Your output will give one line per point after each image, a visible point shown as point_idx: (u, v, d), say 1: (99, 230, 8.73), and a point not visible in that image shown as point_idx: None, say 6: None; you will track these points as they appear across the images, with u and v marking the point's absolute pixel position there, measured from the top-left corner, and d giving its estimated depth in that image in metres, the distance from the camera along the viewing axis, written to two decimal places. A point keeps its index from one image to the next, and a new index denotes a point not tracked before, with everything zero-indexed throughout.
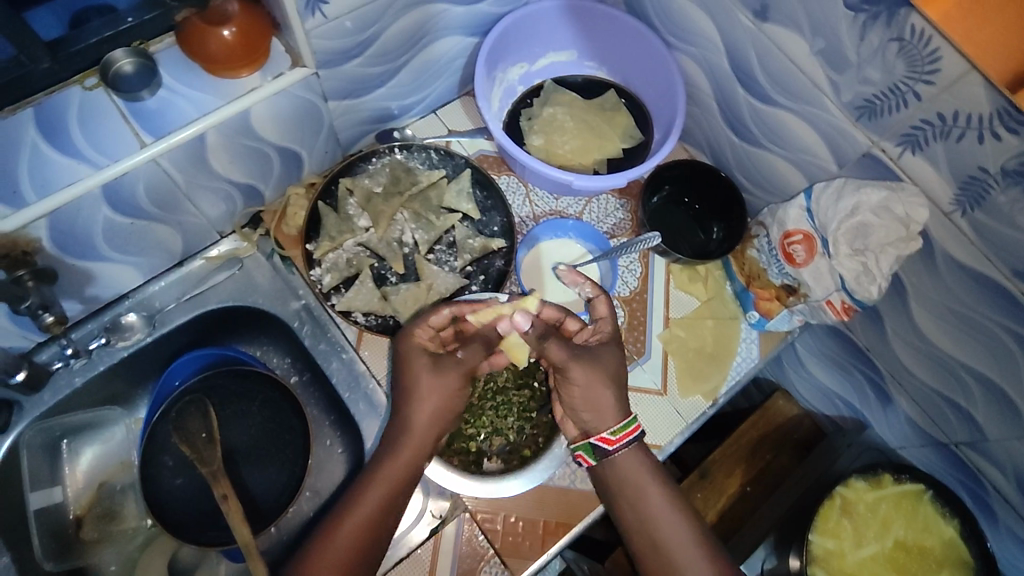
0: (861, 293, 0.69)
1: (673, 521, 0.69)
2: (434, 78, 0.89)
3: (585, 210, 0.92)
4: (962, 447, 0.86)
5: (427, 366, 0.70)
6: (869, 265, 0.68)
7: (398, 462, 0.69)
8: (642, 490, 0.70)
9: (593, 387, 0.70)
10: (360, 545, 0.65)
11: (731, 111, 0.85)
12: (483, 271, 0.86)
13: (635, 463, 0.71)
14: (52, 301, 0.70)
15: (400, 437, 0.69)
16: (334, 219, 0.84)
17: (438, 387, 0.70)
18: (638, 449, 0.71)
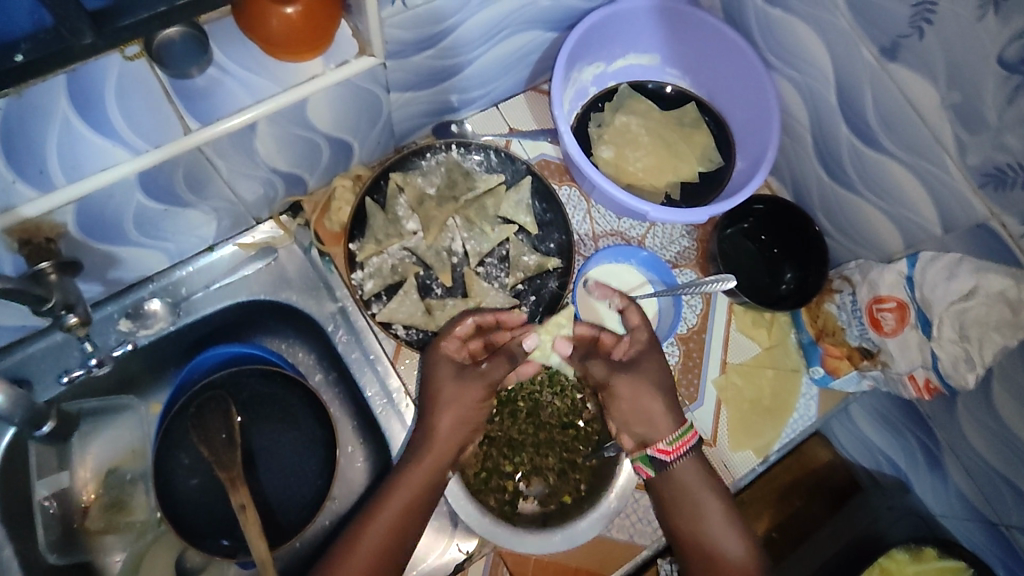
0: (954, 378, 0.63)
1: (727, 531, 0.65)
2: (504, 71, 0.80)
3: (648, 234, 0.85)
4: (1014, 531, 0.81)
5: (449, 375, 0.67)
6: (972, 353, 0.61)
7: (416, 468, 0.64)
8: (697, 498, 0.65)
9: (644, 393, 0.67)
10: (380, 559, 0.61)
11: (827, 148, 0.77)
12: (534, 292, 0.80)
13: (692, 469, 0.66)
14: (76, 299, 0.63)
15: (423, 444, 0.65)
16: (382, 220, 0.77)
17: (456, 399, 0.66)
18: (696, 462, 0.66)
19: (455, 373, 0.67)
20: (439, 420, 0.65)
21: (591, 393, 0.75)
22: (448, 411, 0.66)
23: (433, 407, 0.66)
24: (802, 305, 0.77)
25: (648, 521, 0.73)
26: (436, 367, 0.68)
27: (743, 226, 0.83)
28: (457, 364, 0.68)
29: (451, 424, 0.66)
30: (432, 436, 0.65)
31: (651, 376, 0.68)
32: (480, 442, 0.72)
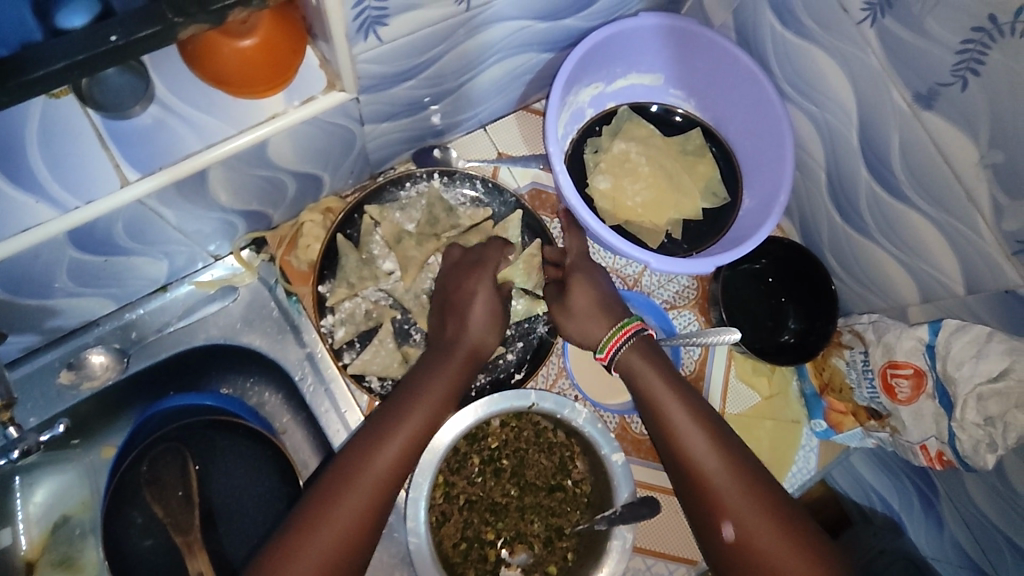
0: (973, 459, 0.59)
1: (696, 432, 0.58)
2: (493, 94, 0.72)
3: (643, 274, 0.79)
4: None
5: (490, 296, 0.65)
6: (996, 437, 0.57)
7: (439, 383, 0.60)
8: (660, 403, 0.60)
9: (583, 311, 0.65)
10: (395, 474, 0.55)
11: (843, 189, 0.71)
12: (522, 337, 0.73)
13: (655, 378, 0.61)
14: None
15: (448, 349, 0.63)
16: (354, 261, 0.69)
17: (486, 305, 0.65)
18: (637, 348, 0.63)
19: (494, 294, 0.66)
20: (468, 337, 0.64)
21: (582, 452, 0.69)
22: (489, 329, 0.64)
23: (467, 320, 0.64)
24: (802, 361, 0.70)
25: None
26: (474, 285, 0.66)
27: (758, 264, 0.77)
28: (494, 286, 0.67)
29: (479, 337, 0.64)
30: (463, 346, 0.63)
31: (586, 285, 0.67)
32: (459, 507, 0.67)
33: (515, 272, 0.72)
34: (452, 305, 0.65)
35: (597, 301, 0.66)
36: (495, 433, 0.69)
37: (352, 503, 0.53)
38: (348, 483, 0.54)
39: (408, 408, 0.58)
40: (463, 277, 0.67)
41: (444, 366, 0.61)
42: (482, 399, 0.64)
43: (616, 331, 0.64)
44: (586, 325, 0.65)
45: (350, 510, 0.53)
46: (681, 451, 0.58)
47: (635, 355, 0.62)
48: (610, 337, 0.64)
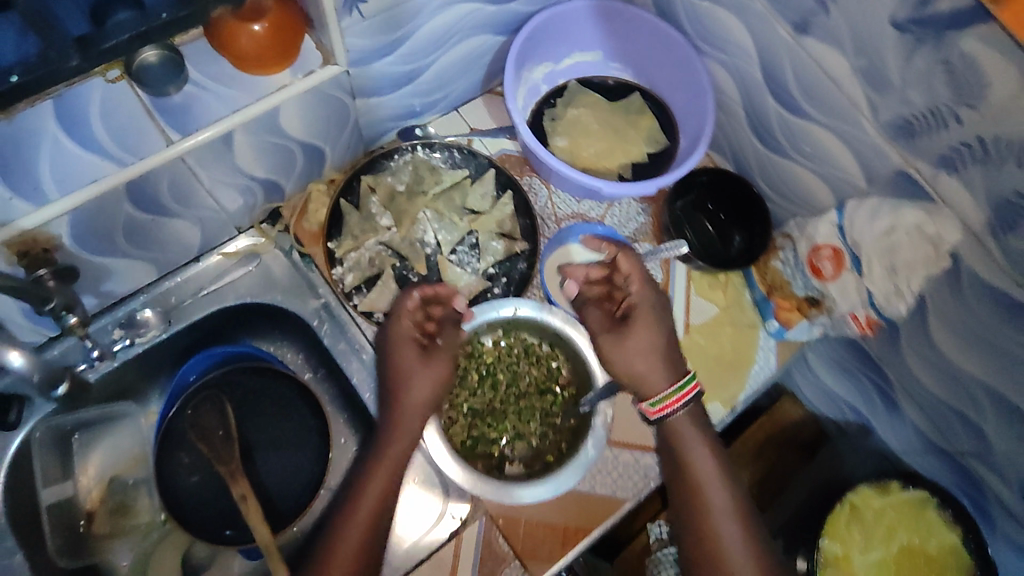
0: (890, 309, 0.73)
1: (719, 491, 0.69)
2: (460, 75, 0.87)
3: (607, 214, 0.92)
4: (968, 456, 0.89)
5: (415, 357, 0.71)
6: (900, 286, 0.72)
7: (399, 433, 0.69)
8: (694, 469, 0.70)
9: (643, 356, 0.72)
10: (370, 535, 0.65)
11: (759, 120, 0.85)
12: (505, 273, 0.85)
13: (697, 443, 0.71)
14: (75, 302, 0.69)
15: (395, 417, 0.70)
16: (356, 218, 0.82)
17: (430, 372, 0.71)
18: (689, 416, 0.72)
19: (419, 354, 0.72)
20: (410, 397, 0.70)
21: (565, 358, 0.80)
22: (422, 384, 0.70)
23: (408, 379, 0.70)
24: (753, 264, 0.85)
25: (627, 476, 0.79)
26: (397, 347, 0.72)
27: (693, 195, 0.90)
28: (420, 344, 0.72)
29: (422, 387, 0.70)
30: (409, 406, 0.70)
31: (649, 336, 0.72)
32: (463, 414, 0.77)
33: (493, 218, 0.85)
34: (389, 369, 0.72)
35: (658, 348, 0.72)
36: (489, 350, 0.80)
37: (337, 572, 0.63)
38: (330, 561, 0.63)
39: (377, 466, 0.68)
40: (396, 340, 0.72)
41: (397, 427, 0.69)
42: (472, 310, 0.76)
43: (678, 392, 0.71)
44: (647, 369, 0.72)
45: None
46: (705, 523, 0.68)
47: (682, 423, 0.71)
48: (673, 394, 0.71)
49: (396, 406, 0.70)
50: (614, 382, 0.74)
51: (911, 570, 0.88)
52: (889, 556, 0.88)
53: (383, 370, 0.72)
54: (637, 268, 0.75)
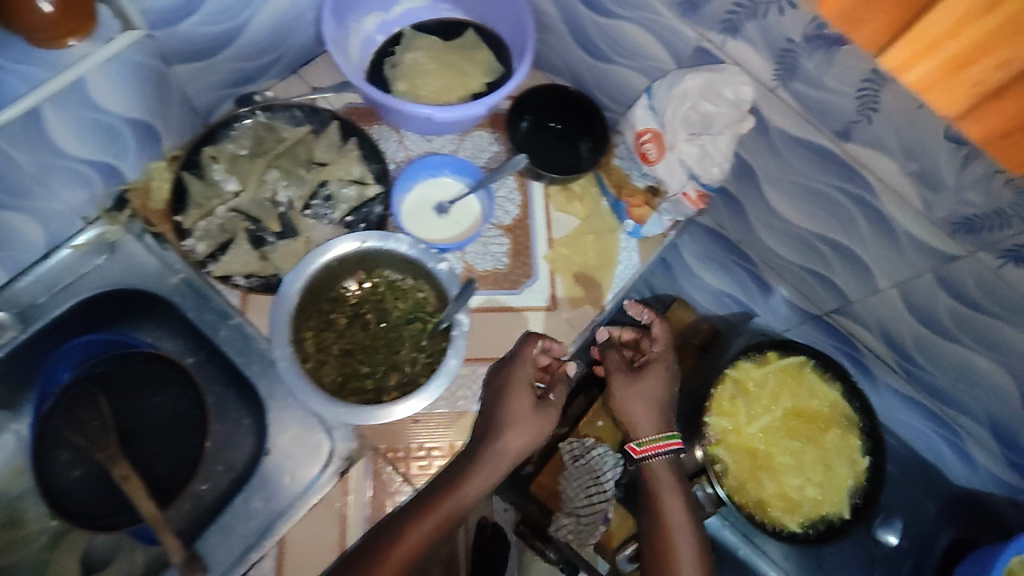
0: (707, 176, 0.78)
1: (686, 536, 0.76)
2: (285, 35, 0.87)
3: (460, 148, 0.94)
4: (833, 314, 0.96)
5: (527, 406, 0.74)
6: (708, 148, 0.76)
7: (486, 473, 0.72)
8: (668, 525, 0.76)
9: (639, 402, 0.81)
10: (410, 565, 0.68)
11: (578, 31, 0.88)
12: (363, 220, 0.86)
13: (671, 491, 0.79)
14: None
15: (485, 455, 0.73)
16: (199, 187, 0.83)
17: (528, 418, 0.74)
18: (668, 463, 0.80)
19: (533, 405, 0.75)
20: (510, 439, 0.73)
21: (429, 287, 0.80)
22: (524, 433, 0.73)
23: (517, 426, 0.74)
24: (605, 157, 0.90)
25: None
26: (511, 392, 0.75)
27: (525, 122, 0.93)
28: (534, 398, 0.75)
29: (524, 434, 0.74)
30: (506, 447, 0.73)
31: (660, 388, 0.83)
32: (334, 356, 0.78)
33: (340, 168, 0.86)
34: (500, 410, 0.74)
35: (661, 402, 0.82)
36: (352, 292, 0.80)
37: None
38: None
39: (451, 499, 0.71)
40: (503, 387, 0.76)
41: (451, 488, 0.72)
42: (317, 249, 0.76)
43: (663, 439, 0.80)
44: (641, 414, 0.82)
45: None
46: (672, 542, 0.75)
47: (662, 465, 0.79)
48: (657, 439, 0.80)
49: (499, 447, 0.73)
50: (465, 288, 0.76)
51: (798, 431, 0.93)
52: (777, 420, 0.94)
53: (486, 413, 0.76)
54: (665, 335, 0.85)
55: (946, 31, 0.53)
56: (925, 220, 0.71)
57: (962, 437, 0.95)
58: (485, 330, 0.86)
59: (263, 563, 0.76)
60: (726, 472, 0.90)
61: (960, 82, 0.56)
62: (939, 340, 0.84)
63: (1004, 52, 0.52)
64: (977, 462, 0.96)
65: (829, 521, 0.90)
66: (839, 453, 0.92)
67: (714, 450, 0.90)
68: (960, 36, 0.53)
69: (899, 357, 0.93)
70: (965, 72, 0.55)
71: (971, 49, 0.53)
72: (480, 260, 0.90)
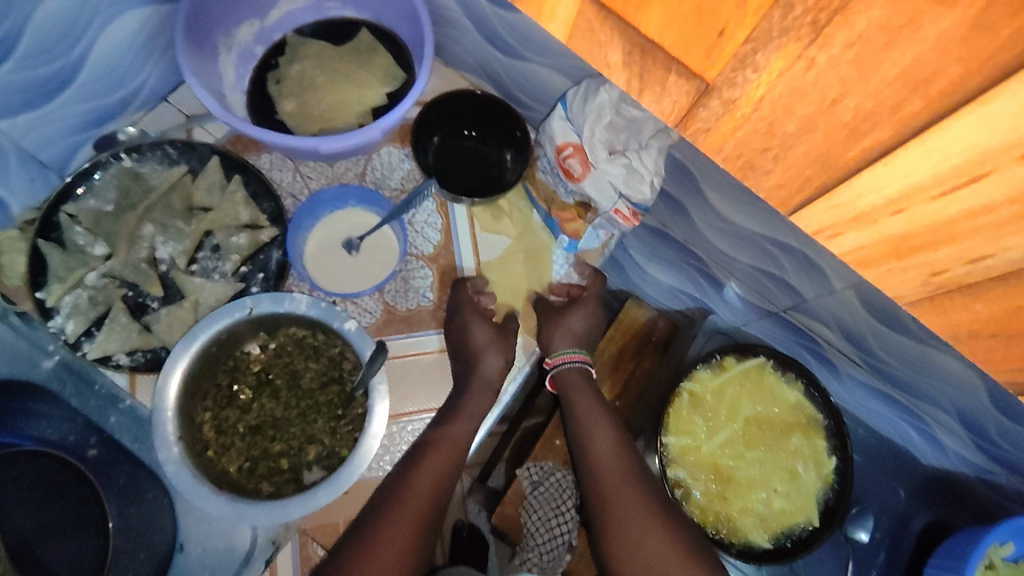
0: (637, 196, 0.68)
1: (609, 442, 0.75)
2: (141, 65, 0.74)
3: (366, 170, 0.84)
4: (790, 311, 0.89)
5: (489, 330, 0.76)
6: (633, 164, 0.66)
7: (465, 416, 0.73)
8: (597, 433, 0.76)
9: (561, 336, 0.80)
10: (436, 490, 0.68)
11: (483, 27, 0.76)
12: (261, 269, 0.76)
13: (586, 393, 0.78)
14: None
15: (466, 381, 0.74)
16: (59, 257, 0.70)
17: (494, 338, 0.76)
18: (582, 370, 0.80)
19: (495, 327, 0.77)
20: (482, 365, 0.75)
21: (342, 343, 0.70)
22: (497, 355, 0.75)
23: (483, 358, 0.75)
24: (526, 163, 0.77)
25: None
26: (470, 323, 0.76)
27: (435, 137, 0.81)
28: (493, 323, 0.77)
29: (497, 357, 0.75)
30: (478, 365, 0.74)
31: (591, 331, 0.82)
32: (240, 435, 0.69)
33: (225, 213, 0.75)
34: (461, 348, 0.75)
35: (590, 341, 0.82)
36: (254, 354, 0.71)
37: (399, 518, 0.65)
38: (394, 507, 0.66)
39: (449, 429, 0.72)
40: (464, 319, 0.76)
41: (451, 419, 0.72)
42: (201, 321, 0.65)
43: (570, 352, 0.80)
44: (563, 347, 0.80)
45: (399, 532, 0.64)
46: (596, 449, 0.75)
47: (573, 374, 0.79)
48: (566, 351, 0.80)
49: (467, 383, 0.74)
50: (376, 351, 0.66)
51: (762, 440, 0.88)
52: (739, 430, 0.88)
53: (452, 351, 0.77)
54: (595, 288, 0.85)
55: (883, 204, 0.31)
56: None
57: (930, 425, 0.90)
58: (415, 377, 0.78)
59: None
60: (688, 492, 0.85)
61: (911, 265, 0.35)
62: (898, 336, 0.78)
63: (976, 244, 0.31)
64: (947, 449, 0.91)
65: (797, 532, 0.85)
66: (803, 457, 0.87)
67: (675, 471, 0.85)
68: (907, 211, 0.31)
69: (861, 352, 0.87)
70: (917, 255, 0.34)
71: (922, 234, 0.32)
72: (402, 299, 0.80)
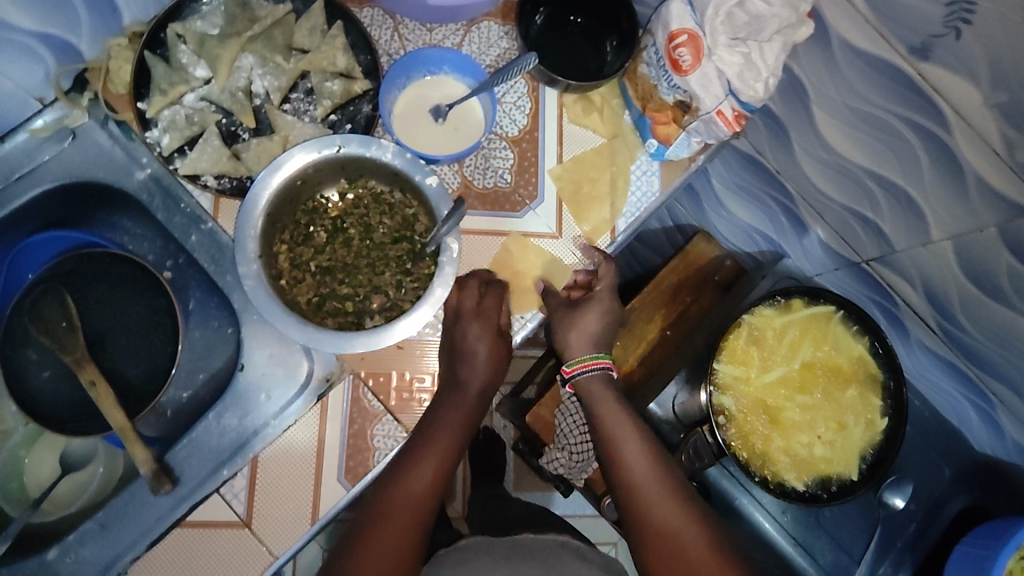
0: (747, 93, 0.66)
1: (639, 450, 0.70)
2: None
3: (464, 41, 0.81)
4: (872, 263, 0.85)
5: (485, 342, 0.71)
6: (752, 56, 0.65)
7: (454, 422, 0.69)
8: (624, 454, 0.70)
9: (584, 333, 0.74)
10: (422, 501, 0.65)
11: None
12: (349, 120, 0.76)
13: (612, 406, 0.72)
14: None
15: (452, 394, 0.70)
16: (163, 70, 0.72)
17: (480, 351, 0.71)
18: (602, 377, 0.74)
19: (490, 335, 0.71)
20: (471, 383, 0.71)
21: (419, 204, 0.71)
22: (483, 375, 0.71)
23: (470, 369, 0.71)
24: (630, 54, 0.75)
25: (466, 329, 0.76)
26: (469, 330, 0.71)
27: (539, 15, 0.78)
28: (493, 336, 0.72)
29: (483, 368, 0.71)
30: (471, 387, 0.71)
31: (598, 323, 0.75)
32: (312, 272, 0.71)
33: (323, 55, 0.74)
34: (454, 351, 0.71)
35: (596, 336, 0.75)
36: (332, 202, 0.72)
37: (389, 532, 0.63)
38: (386, 516, 0.63)
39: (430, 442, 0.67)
40: (467, 327, 0.71)
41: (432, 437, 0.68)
42: (290, 151, 0.66)
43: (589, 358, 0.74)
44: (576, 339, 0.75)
45: (385, 544, 0.62)
46: (627, 465, 0.69)
47: (596, 382, 0.73)
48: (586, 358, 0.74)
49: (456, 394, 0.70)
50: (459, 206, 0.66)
51: (815, 386, 0.86)
52: (793, 373, 0.86)
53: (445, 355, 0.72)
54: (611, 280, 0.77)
55: None
56: (1002, 164, 0.62)
57: (995, 407, 0.86)
58: (482, 255, 0.77)
59: (233, 482, 0.70)
60: (732, 421, 0.84)
61: None
62: (987, 301, 0.74)
63: None
64: (1005, 433, 0.87)
65: (833, 483, 0.84)
66: (855, 411, 0.85)
67: (719, 399, 0.84)
68: None
69: (940, 317, 0.82)
70: None
71: None
72: (480, 175, 0.79)
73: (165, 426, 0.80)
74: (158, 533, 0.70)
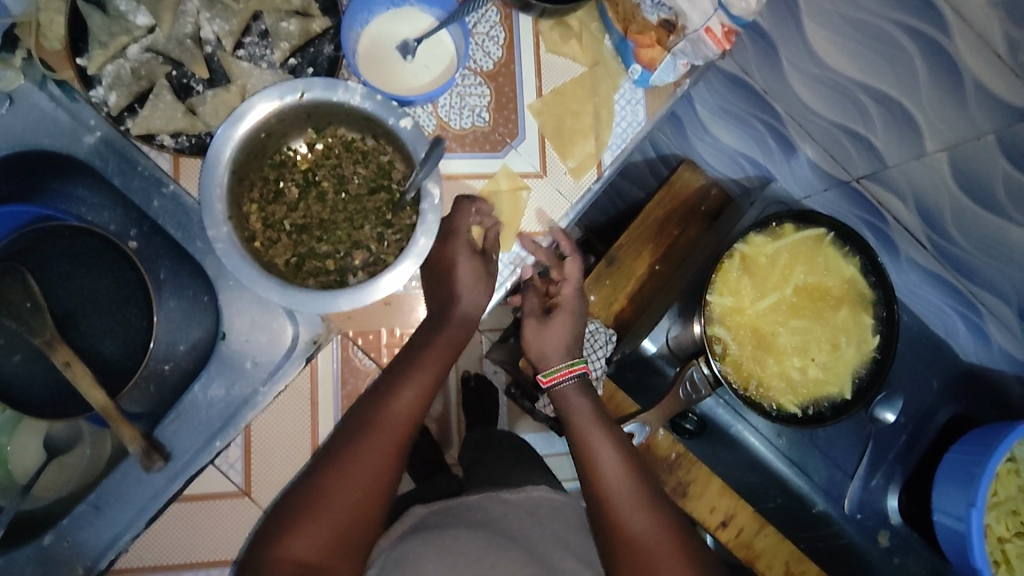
0: (738, 6, 0.67)
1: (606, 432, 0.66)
2: None
3: None
4: (862, 181, 0.84)
5: (468, 253, 0.66)
6: None
7: (436, 354, 0.64)
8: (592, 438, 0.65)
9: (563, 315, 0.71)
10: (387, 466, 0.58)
11: None
12: (311, 63, 0.70)
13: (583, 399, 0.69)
14: None
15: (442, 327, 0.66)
16: (101, 20, 0.66)
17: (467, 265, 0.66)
18: (579, 386, 0.69)
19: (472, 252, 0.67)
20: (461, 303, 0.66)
21: (394, 149, 0.67)
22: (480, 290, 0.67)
23: (450, 287, 0.66)
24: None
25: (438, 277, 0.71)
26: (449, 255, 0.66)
27: None
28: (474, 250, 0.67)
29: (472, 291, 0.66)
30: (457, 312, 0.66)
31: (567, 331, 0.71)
32: (287, 232, 0.67)
33: None
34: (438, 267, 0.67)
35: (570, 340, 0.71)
36: (300, 154, 0.67)
37: (341, 493, 0.55)
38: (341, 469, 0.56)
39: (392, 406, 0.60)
40: (442, 247, 0.67)
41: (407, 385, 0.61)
42: (250, 100, 0.61)
43: (572, 364, 0.69)
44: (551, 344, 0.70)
45: (337, 502, 0.54)
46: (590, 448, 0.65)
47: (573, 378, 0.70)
48: (566, 365, 0.69)
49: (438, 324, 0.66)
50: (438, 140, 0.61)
51: (808, 310, 0.86)
52: (785, 298, 0.86)
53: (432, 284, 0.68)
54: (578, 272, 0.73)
55: None
56: (1004, 68, 0.60)
57: (982, 316, 0.87)
58: None
59: (228, 452, 0.69)
60: (728, 351, 0.84)
61: None
62: (981, 212, 0.74)
63: None
64: (991, 339, 0.89)
65: (827, 403, 0.85)
66: (847, 331, 0.86)
67: (714, 331, 0.83)
68: None
69: (930, 231, 0.82)
70: None
71: None
72: (456, 115, 0.75)
73: (150, 401, 0.77)
74: (156, 508, 0.69)
